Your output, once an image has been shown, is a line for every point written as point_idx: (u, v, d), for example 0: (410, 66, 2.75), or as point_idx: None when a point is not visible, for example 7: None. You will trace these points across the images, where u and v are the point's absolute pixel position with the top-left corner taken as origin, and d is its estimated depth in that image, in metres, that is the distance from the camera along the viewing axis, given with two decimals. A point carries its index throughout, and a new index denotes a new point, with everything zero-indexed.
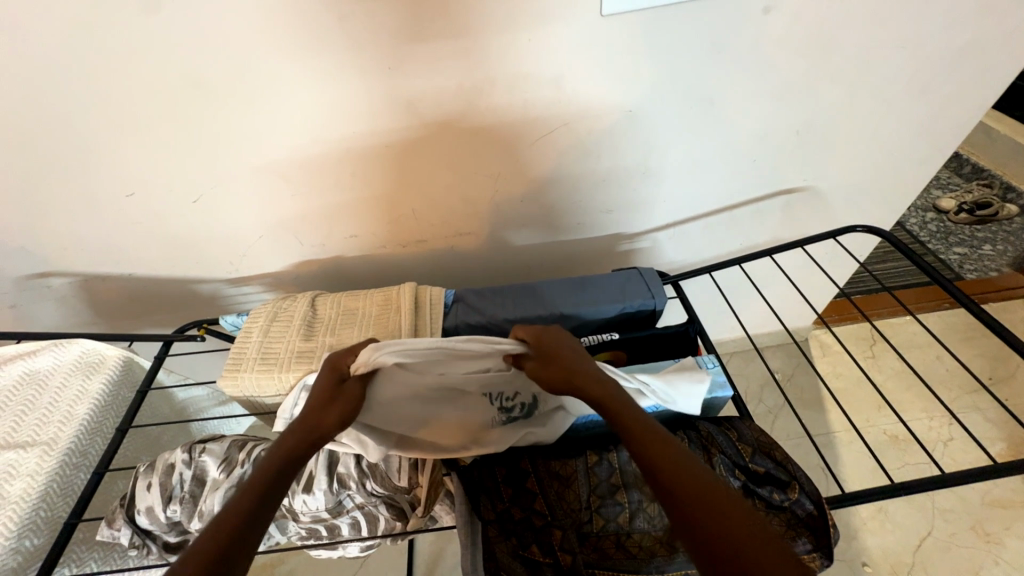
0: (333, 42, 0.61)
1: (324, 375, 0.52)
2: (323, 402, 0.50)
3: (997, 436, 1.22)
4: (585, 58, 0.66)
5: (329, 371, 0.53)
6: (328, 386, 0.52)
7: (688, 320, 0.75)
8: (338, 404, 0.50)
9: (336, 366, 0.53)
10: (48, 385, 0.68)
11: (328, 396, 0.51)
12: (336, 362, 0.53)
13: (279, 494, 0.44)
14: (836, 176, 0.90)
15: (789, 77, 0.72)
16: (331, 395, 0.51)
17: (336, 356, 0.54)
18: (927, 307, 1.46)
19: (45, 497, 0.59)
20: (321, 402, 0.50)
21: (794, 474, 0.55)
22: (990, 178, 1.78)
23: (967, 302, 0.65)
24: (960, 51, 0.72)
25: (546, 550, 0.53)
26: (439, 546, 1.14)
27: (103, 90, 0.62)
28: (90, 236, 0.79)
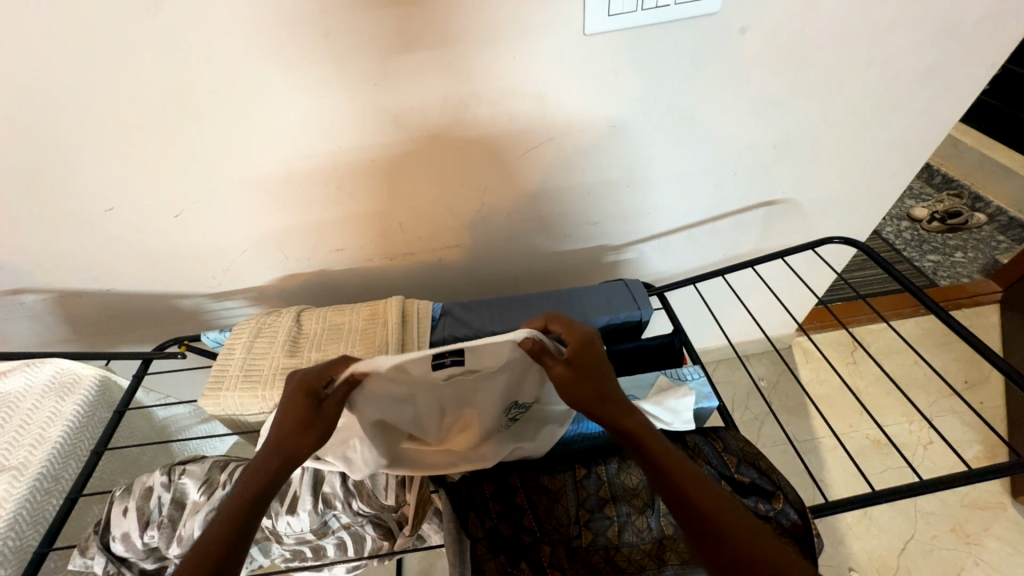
0: (319, 59, 0.61)
1: (295, 399, 0.49)
2: (290, 423, 0.48)
3: (973, 439, 1.25)
4: (568, 76, 0.68)
5: (300, 394, 0.49)
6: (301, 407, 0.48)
7: (673, 331, 0.76)
8: (306, 438, 0.48)
9: (307, 389, 0.49)
10: (19, 407, 0.66)
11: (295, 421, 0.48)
12: (308, 384, 0.49)
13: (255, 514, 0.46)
14: (813, 188, 0.93)
15: (765, 94, 0.75)
16: (302, 424, 0.48)
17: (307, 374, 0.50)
18: (904, 313, 1.50)
19: (14, 526, 0.57)
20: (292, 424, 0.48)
21: (779, 484, 0.56)
22: (959, 188, 1.85)
23: (938, 310, 0.68)
24: (925, 71, 0.76)
25: (534, 566, 0.53)
26: (429, 563, 1.12)
27: (82, 104, 0.61)
28: (67, 251, 0.77)
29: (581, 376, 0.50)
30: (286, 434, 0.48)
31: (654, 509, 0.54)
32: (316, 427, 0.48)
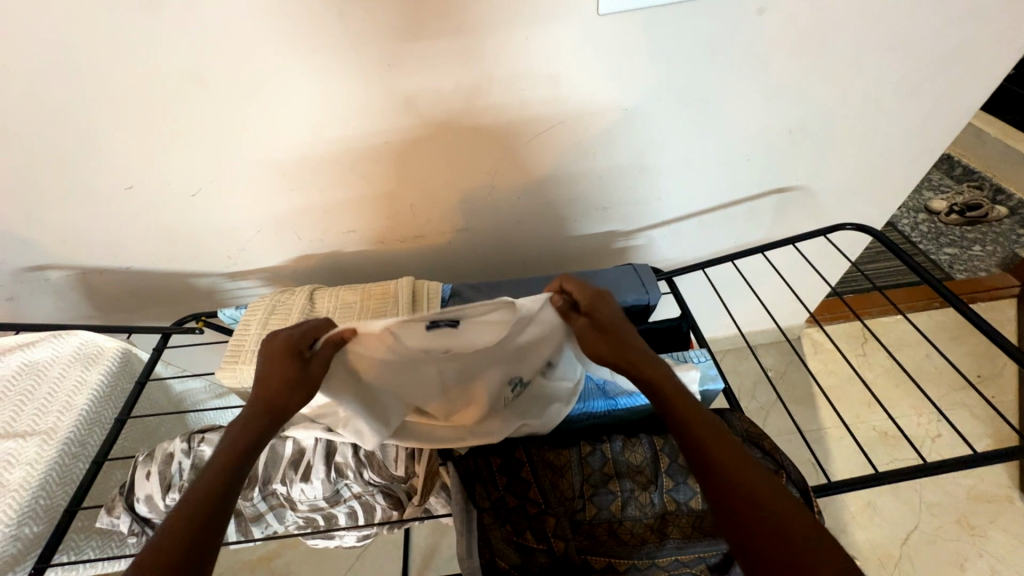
0: (333, 39, 0.61)
1: (280, 358, 0.51)
2: (275, 377, 0.50)
3: (984, 432, 1.24)
4: (580, 57, 0.67)
5: (287, 355, 0.51)
6: (285, 365, 0.50)
7: (681, 315, 0.76)
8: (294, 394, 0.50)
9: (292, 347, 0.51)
10: (47, 375, 0.69)
11: (277, 377, 0.50)
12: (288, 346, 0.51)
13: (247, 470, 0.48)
14: (828, 175, 0.91)
15: (781, 77, 0.74)
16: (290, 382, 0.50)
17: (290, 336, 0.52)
18: (918, 306, 1.48)
19: (43, 486, 0.60)
20: (277, 378, 0.50)
21: (782, 463, 0.56)
22: (980, 180, 1.81)
23: (953, 298, 0.67)
24: (949, 53, 0.74)
25: (539, 536, 0.54)
26: (435, 540, 1.15)
27: (103, 82, 0.62)
28: (89, 228, 0.80)
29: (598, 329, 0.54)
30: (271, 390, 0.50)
31: (657, 485, 0.55)
32: (301, 380, 0.50)
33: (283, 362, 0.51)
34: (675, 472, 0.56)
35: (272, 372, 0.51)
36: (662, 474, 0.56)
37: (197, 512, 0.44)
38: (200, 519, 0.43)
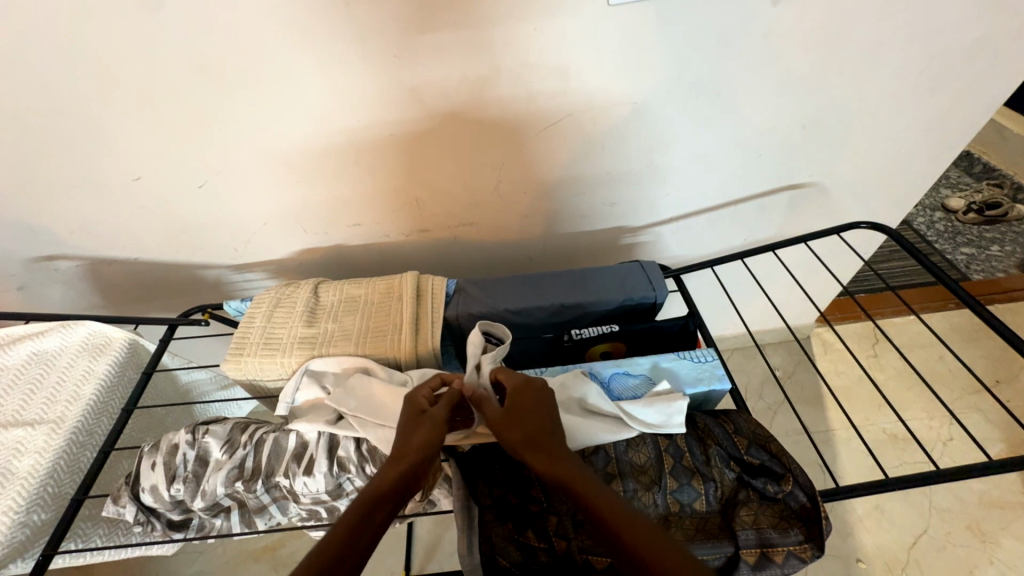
0: (338, 29, 0.60)
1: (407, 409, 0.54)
2: (408, 432, 0.52)
3: (997, 437, 1.22)
4: (590, 49, 0.66)
5: (410, 405, 0.55)
6: (420, 414, 0.54)
7: (688, 313, 0.75)
8: (419, 432, 0.52)
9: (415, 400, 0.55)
10: (55, 365, 0.69)
11: (420, 427, 0.52)
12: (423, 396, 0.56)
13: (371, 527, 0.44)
14: (843, 172, 0.89)
15: (797, 71, 0.72)
16: (414, 423, 0.53)
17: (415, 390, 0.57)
18: (931, 306, 1.45)
19: (52, 474, 0.61)
20: (418, 426, 0.52)
21: (790, 466, 0.55)
22: (1000, 178, 1.76)
23: (971, 301, 0.65)
24: (973, 46, 0.71)
25: (541, 535, 0.54)
26: (437, 534, 1.16)
27: (108, 72, 0.62)
28: (96, 219, 0.80)
29: (517, 417, 0.52)
30: (405, 436, 0.52)
31: (661, 485, 0.55)
32: (427, 430, 0.52)
33: (419, 411, 0.54)
34: (679, 473, 0.55)
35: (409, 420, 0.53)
36: (666, 475, 0.56)
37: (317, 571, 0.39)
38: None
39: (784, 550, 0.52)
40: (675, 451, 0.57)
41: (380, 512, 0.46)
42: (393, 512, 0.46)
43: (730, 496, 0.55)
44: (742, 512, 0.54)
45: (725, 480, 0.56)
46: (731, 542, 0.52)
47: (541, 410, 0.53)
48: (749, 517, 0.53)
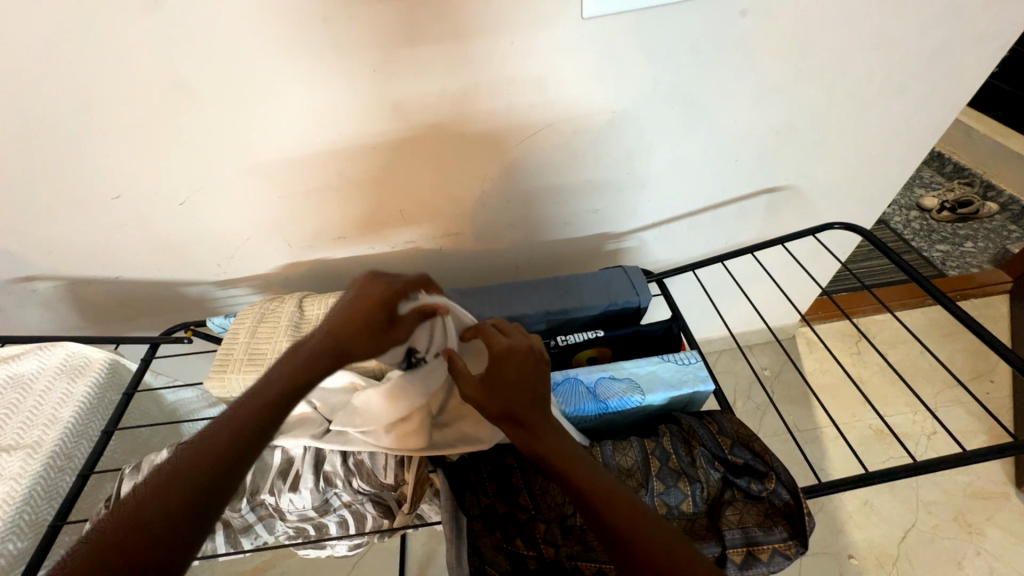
0: (318, 45, 0.61)
1: (370, 307, 0.53)
2: (354, 332, 0.52)
3: (978, 429, 1.24)
4: (567, 61, 0.67)
5: (376, 305, 0.53)
6: (373, 317, 0.53)
7: (671, 316, 0.76)
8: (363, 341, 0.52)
9: (381, 301, 0.54)
10: (33, 388, 0.68)
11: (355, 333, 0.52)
12: (385, 298, 0.54)
13: (259, 433, 0.44)
14: (817, 175, 0.92)
15: (768, 78, 0.74)
16: (367, 327, 0.53)
17: (385, 288, 0.55)
18: (910, 303, 1.48)
19: (28, 500, 0.59)
20: (360, 328, 0.52)
21: (772, 464, 0.56)
22: (971, 176, 1.82)
23: (941, 297, 0.67)
24: (933, 52, 0.74)
25: (529, 543, 0.54)
26: (431, 548, 1.14)
27: (86, 92, 0.62)
28: (75, 238, 0.79)
29: (496, 391, 0.51)
30: (346, 334, 0.52)
31: (648, 488, 0.55)
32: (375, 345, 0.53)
33: (365, 311, 0.53)
34: (666, 475, 0.56)
35: (363, 314, 0.53)
36: (653, 477, 0.56)
37: (191, 481, 0.40)
38: (191, 484, 0.40)
39: (768, 548, 0.52)
40: (661, 454, 0.58)
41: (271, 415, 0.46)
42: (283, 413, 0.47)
43: (716, 496, 0.55)
44: (728, 511, 0.54)
45: (710, 481, 0.56)
46: (718, 542, 0.53)
47: (524, 388, 0.51)
48: (735, 517, 0.54)
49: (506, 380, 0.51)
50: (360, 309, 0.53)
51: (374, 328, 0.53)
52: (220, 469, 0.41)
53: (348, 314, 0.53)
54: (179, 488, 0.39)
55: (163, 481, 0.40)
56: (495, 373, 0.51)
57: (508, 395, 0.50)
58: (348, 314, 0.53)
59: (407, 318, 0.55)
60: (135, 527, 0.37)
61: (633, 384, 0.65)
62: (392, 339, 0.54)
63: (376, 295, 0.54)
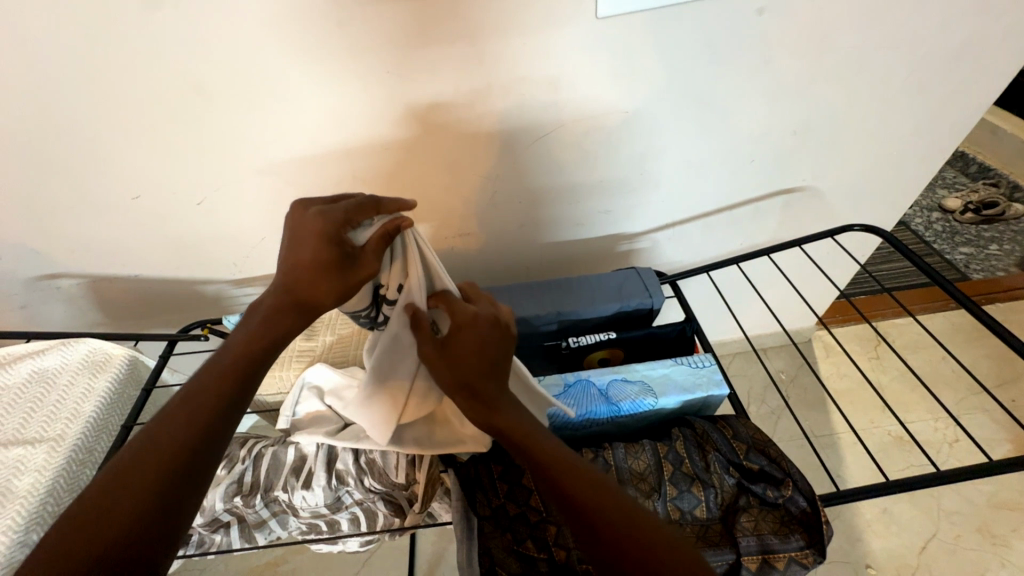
0: (334, 48, 0.62)
1: (314, 244, 0.52)
2: (306, 273, 0.52)
3: (1003, 437, 1.21)
4: (580, 61, 0.67)
5: (318, 240, 0.52)
6: (325, 252, 0.52)
7: (685, 319, 0.75)
8: (320, 281, 0.52)
9: (322, 235, 0.52)
10: (56, 383, 0.70)
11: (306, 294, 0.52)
12: (324, 232, 0.52)
13: (240, 384, 0.49)
14: (835, 175, 0.90)
15: (785, 77, 0.73)
16: (318, 265, 0.52)
17: (322, 223, 0.53)
18: (932, 307, 1.45)
19: (52, 492, 0.60)
20: (309, 269, 0.52)
21: (789, 471, 0.55)
22: (996, 177, 1.77)
23: (967, 302, 0.64)
24: (958, 49, 0.72)
25: (540, 545, 0.53)
26: (440, 547, 1.14)
27: (109, 94, 0.63)
28: (97, 237, 0.81)
29: (455, 359, 0.50)
30: (300, 278, 0.53)
31: (660, 493, 0.55)
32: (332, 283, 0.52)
33: (308, 249, 0.53)
34: (679, 480, 0.55)
35: (308, 251, 0.52)
36: (666, 482, 0.55)
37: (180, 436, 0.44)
38: (178, 438, 0.44)
39: (785, 557, 0.51)
40: (675, 457, 0.57)
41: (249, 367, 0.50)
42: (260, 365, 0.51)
43: (730, 502, 0.55)
44: (743, 518, 0.53)
45: (724, 486, 0.56)
46: (732, 548, 0.52)
47: (484, 356, 0.50)
48: (750, 523, 0.53)
49: (466, 348, 0.50)
50: (306, 248, 0.53)
51: (331, 262, 0.52)
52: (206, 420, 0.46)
53: (297, 254, 0.53)
54: (168, 442, 0.44)
55: (153, 437, 0.44)
56: (451, 339, 0.51)
57: (467, 361, 0.49)
58: (297, 255, 0.53)
59: (365, 245, 0.53)
60: (132, 479, 0.41)
61: (642, 387, 0.64)
62: (358, 273, 0.52)
63: (317, 228, 0.53)
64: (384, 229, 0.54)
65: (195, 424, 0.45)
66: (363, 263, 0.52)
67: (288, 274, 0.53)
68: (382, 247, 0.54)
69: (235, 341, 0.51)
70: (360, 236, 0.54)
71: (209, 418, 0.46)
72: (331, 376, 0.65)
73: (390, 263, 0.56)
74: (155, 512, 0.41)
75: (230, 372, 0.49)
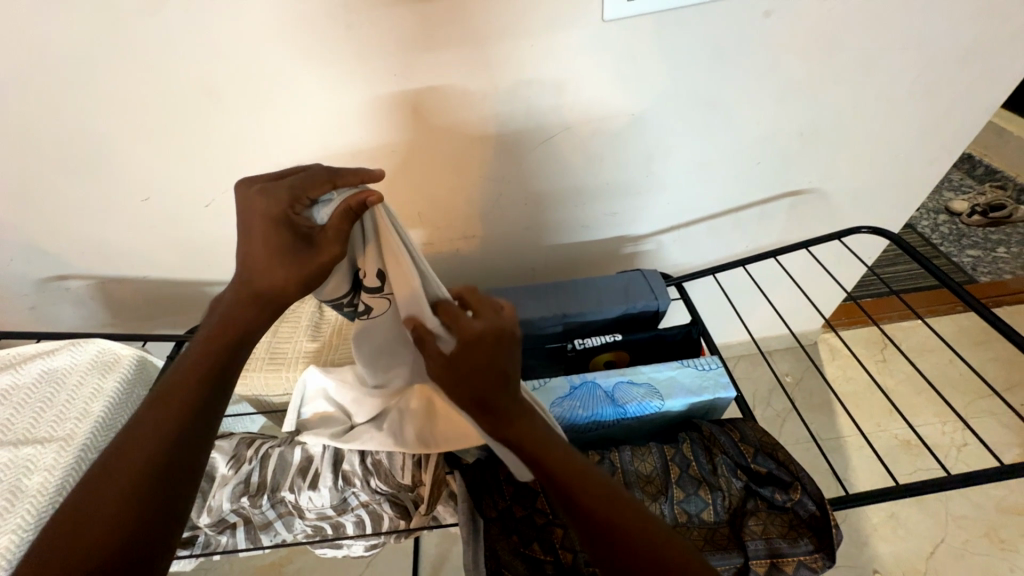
0: (342, 51, 0.62)
1: (264, 227, 0.49)
2: (264, 261, 0.50)
3: (1013, 441, 1.19)
4: (584, 64, 0.67)
5: (269, 223, 0.49)
6: (275, 238, 0.49)
7: (691, 321, 0.75)
8: (281, 270, 0.50)
9: (275, 218, 0.49)
10: (66, 382, 0.70)
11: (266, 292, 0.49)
12: (277, 216, 0.49)
13: (200, 391, 0.48)
14: (842, 177, 0.90)
15: (791, 79, 0.73)
16: (279, 252, 0.50)
17: (272, 206, 0.50)
18: (939, 310, 1.44)
19: (61, 492, 0.61)
20: (265, 257, 0.50)
21: (797, 474, 0.54)
22: (1003, 180, 1.76)
23: (975, 304, 0.64)
24: (966, 51, 0.72)
25: (547, 547, 0.54)
26: (444, 550, 1.14)
27: (118, 96, 0.64)
28: (106, 238, 0.82)
29: (459, 375, 0.47)
30: (255, 268, 0.50)
31: (667, 496, 0.54)
32: (291, 269, 0.50)
33: (261, 235, 0.49)
34: (686, 483, 0.55)
35: (261, 238, 0.49)
36: (673, 485, 0.55)
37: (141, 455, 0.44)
38: (136, 457, 0.44)
39: (793, 561, 0.51)
40: (681, 460, 0.57)
41: (209, 373, 0.49)
42: (222, 369, 0.50)
43: (739, 505, 0.54)
44: (751, 521, 0.53)
45: (732, 490, 0.55)
46: (740, 552, 0.51)
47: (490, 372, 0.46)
48: (758, 527, 0.53)
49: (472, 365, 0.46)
50: (260, 234, 0.49)
51: (287, 248, 0.49)
52: (166, 433, 0.45)
53: (252, 241, 0.49)
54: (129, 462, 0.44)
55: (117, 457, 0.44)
56: (456, 358, 0.47)
57: (472, 378, 0.46)
58: (251, 241, 0.50)
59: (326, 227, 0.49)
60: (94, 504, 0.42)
61: (649, 387, 0.64)
62: (318, 257, 0.50)
63: (265, 209, 0.50)
64: (343, 208, 0.48)
65: (152, 439, 0.45)
66: (322, 246, 0.49)
67: (241, 268, 0.51)
68: (346, 226, 0.49)
69: (193, 351, 0.50)
70: (319, 213, 0.51)
71: (167, 432, 0.45)
72: (330, 380, 0.64)
73: (364, 247, 0.52)
74: (138, 531, 0.41)
75: (190, 379, 0.48)
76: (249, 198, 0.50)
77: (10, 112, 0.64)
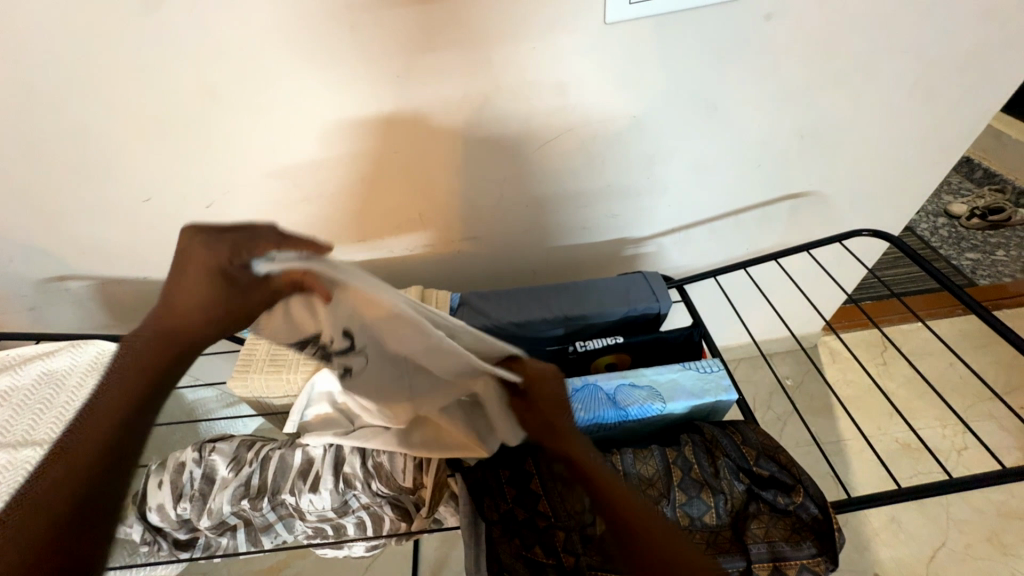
0: (344, 53, 0.62)
1: (199, 274, 0.50)
2: (189, 305, 0.51)
3: (1013, 445, 1.19)
4: (584, 67, 0.67)
5: (205, 272, 0.50)
6: (218, 288, 0.50)
7: (692, 323, 0.75)
8: (204, 315, 0.52)
9: (208, 267, 0.50)
10: (65, 384, 0.70)
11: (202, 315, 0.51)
12: (206, 263, 0.50)
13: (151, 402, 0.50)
14: (841, 181, 0.90)
15: (791, 83, 0.73)
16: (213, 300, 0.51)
17: (202, 255, 0.50)
18: (939, 313, 1.44)
19: None
20: (191, 302, 0.51)
21: (799, 477, 0.55)
22: (1002, 183, 1.76)
23: (974, 306, 0.64)
24: (965, 56, 0.72)
25: (548, 550, 0.54)
26: (444, 553, 1.14)
27: (119, 97, 0.64)
28: (106, 239, 0.81)
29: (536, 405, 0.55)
30: (183, 312, 0.52)
31: (669, 499, 0.54)
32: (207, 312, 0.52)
33: (191, 285, 0.51)
34: (687, 486, 0.55)
35: (192, 287, 0.51)
36: (675, 488, 0.55)
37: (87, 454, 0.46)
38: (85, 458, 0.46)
39: (796, 564, 0.51)
40: (683, 463, 0.56)
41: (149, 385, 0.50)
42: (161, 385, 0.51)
43: (741, 508, 0.54)
44: (753, 524, 0.53)
45: (734, 492, 0.55)
46: (742, 555, 0.51)
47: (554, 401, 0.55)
48: (760, 530, 0.53)
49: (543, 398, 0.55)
50: (191, 285, 0.51)
51: (221, 297, 0.50)
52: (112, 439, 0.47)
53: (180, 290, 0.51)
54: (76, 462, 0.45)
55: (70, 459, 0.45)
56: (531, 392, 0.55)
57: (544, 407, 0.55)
58: (180, 291, 0.51)
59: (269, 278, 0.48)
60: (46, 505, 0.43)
61: (651, 389, 0.64)
62: (246, 304, 0.51)
63: (202, 260, 0.50)
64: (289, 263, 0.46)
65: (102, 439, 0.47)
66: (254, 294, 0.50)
67: (167, 305, 0.52)
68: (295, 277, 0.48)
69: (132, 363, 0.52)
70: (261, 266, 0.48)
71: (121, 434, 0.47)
72: (341, 390, 0.63)
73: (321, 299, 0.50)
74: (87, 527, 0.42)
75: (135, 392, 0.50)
76: (190, 249, 0.50)
77: (12, 113, 0.64)
